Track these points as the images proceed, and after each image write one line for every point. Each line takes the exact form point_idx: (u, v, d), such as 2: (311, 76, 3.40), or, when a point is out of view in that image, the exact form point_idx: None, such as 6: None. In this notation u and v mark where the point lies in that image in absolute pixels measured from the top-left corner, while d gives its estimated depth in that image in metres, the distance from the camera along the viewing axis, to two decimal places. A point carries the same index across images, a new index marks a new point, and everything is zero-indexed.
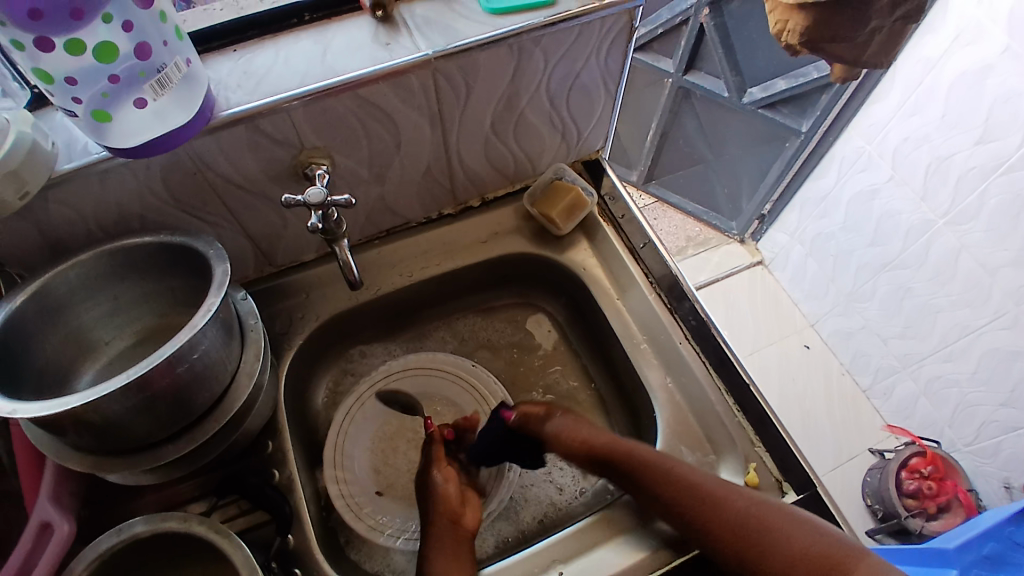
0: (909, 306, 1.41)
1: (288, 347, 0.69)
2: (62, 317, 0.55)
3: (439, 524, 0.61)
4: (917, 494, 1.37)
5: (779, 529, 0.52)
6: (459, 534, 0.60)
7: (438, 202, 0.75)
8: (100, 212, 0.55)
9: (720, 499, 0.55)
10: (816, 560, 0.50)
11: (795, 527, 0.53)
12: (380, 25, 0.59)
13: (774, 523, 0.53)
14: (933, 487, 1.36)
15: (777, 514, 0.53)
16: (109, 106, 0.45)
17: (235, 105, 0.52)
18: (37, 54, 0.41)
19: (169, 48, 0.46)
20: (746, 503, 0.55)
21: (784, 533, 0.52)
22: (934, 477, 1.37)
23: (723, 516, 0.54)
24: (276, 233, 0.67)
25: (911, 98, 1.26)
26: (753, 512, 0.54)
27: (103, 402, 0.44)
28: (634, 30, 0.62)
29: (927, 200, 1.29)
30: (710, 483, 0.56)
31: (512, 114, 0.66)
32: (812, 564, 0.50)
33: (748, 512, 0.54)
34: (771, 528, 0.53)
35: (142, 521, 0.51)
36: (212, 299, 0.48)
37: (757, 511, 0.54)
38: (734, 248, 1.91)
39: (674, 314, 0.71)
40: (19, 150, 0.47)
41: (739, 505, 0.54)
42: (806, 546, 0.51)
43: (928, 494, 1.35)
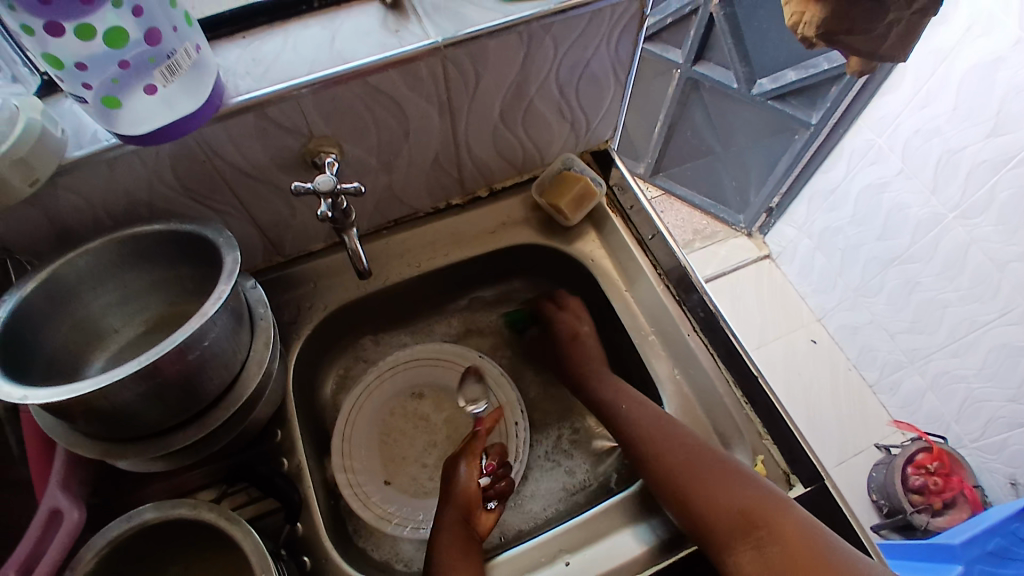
0: (918, 300, 1.40)
1: (296, 336, 0.69)
2: (72, 305, 0.55)
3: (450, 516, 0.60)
4: (923, 489, 1.36)
5: (722, 478, 0.56)
6: (471, 523, 0.60)
7: (446, 192, 0.74)
8: (110, 200, 0.55)
9: (661, 436, 0.61)
10: (742, 510, 0.53)
11: (724, 474, 0.56)
12: (389, 12, 0.58)
13: (718, 470, 0.57)
14: (939, 483, 1.36)
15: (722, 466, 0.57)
16: (119, 92, 0.45)
17: (244, 93, 0.52)
18: (46, 39, 0.41)
19: (178, 34, 0.46)
20: (698, 448, 0.59)
21: (723, 485, 0.55)
22: (939, 472, 1.37)
23: (661, 448, 0.60)
24: (284, 222, 0.67)
25: (923, 90, 1.24)
26: (687, 455, 0.58)
27: (113, 390, 0.44)
28: (645, 18, 0.62)
29: (936, 193, 1.27)
30: (664, 421, 0.62)
31: (522, 102, 0.66)
32: (738, 514, 0.53)
33: (698, 456, 0.58)
34: (706, 473, 0.57)
35: (151, 508, 0.51)
36: (222, 287, 0.48)
37: (694, 455, 0.58)
38: (742, 242, 1.90)
39: (681, 305, 0.71)
40: (28, 137, 0.47)
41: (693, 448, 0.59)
42: (730, 492, 0.55)
43: (934, 490, 1.35)
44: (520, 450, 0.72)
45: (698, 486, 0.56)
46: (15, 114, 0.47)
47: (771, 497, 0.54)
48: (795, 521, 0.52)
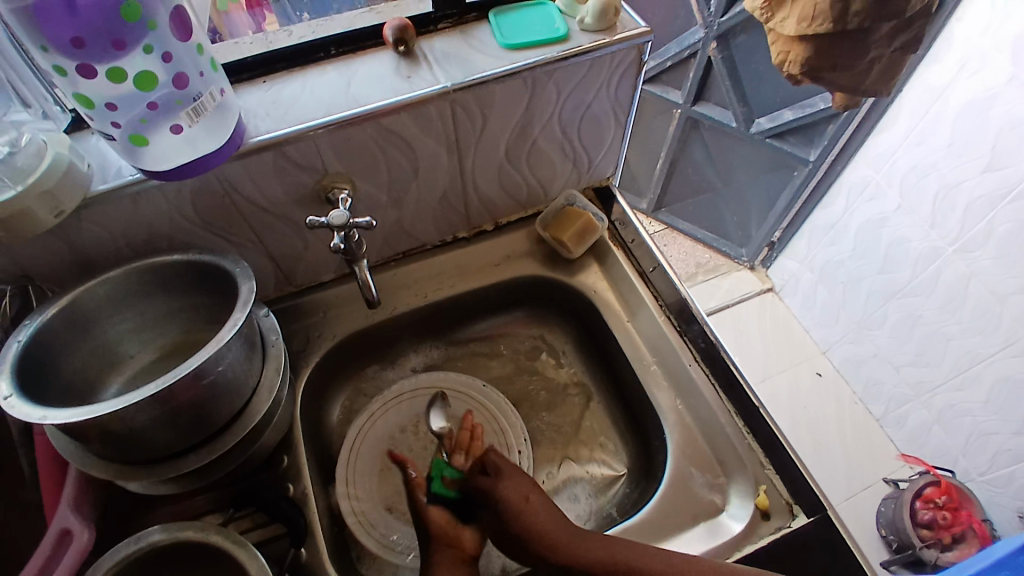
0: (921, 333, 1.40)
1: (305, 364, 0.71)
2: (91, 330, 0.57)
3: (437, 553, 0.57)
4: (932, 524, 1.34)
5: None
6: (458, 556, 0.57)
7: (452, 226, 0.77)
8: (131, 232, 0.58)
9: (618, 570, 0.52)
10: None
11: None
12: (402, 60, 0.62)
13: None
14: (948, 517, 1.33)
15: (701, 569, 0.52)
16: (146, 130, 0.49)
17: (264, 132, 0.56)
18: (77, 79, 0.45)
19: (204, 79, 0.50)
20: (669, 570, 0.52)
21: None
22: (948, 506, 1.34)
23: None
24: (296, 253, 0.69)
25: (917, 127, 1.27)
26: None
27: (130, 412, 0.46)
28: (643, 64, 0.66)
29: (935, 228, 1.30)
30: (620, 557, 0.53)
31: (526, 142, 0.69)
32: None
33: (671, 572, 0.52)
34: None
35: (159, 530, 0.52)
36: (238, 314, 0.51)
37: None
38: (744, 275, 1.91)
39: (683, 336, 0.72)
40: (56, 170, 0.50)
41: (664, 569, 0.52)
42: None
43: (942, 525, 1.33)
44: None
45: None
46: (44, 148, 0.50)
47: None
48: None
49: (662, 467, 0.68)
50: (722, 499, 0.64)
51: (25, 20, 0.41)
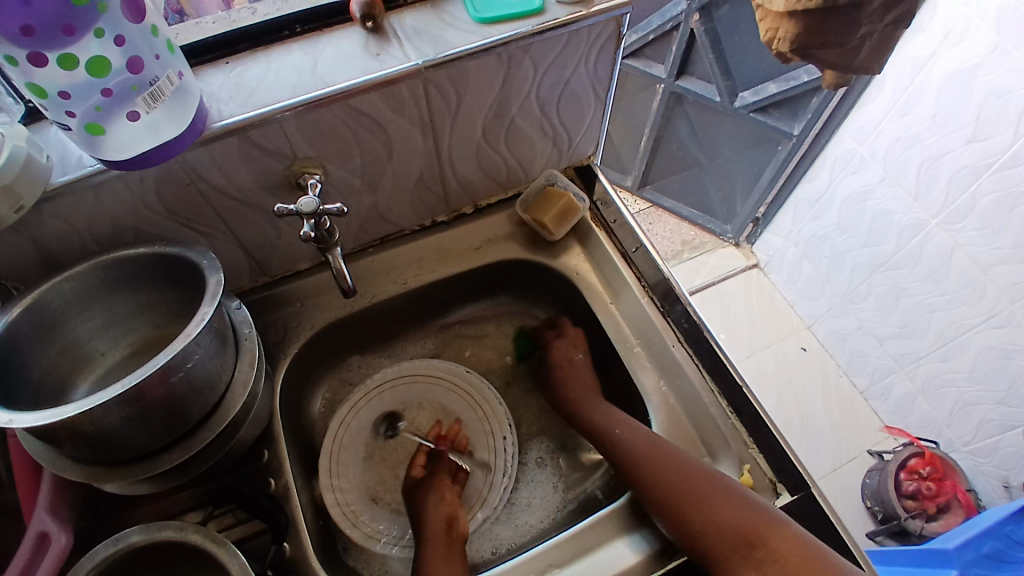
0: (905, 306, 1.41)
1: (283, 355, 0.70)
2: (58, 329, 0.55)
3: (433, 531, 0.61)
4: (917, 494, 1.37)
5: (714, 498, 0.56)
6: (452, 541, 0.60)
7: (431, 210, 0.75)
8: (94, 225, 0.56)
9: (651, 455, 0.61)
10: (744, 535, 0.53)
11: (727, 498, 0.56)
12: (370, 37, 0.59)
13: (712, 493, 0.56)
14: (932, 487, 1.36)
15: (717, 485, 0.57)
16: (102, 119, 0.46)
17: (227, 117, 0.53)
18: (29, 69, 0.42)
19: (161, 62, 0.47)
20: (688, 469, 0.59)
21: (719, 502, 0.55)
22: (932, 476, 1.37)
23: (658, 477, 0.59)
24: (270, 242, 0.67)
25: (901, 99, 1.26)
26: (695, 481, 0.57)
27: (99, 414, 0.44)
28: (622, 37, 0.63)
29: (919, 200, 1.30)
30: (654, 450, 0.61)
31: (503, 121, 0.67)
32: (739, 540, 0.53)
33: (689, 477, 0.58)
34: (701, 493, 0.56)
35: (139, 531, 0.51)
36: (205, 309, 0.49)
37: (693, 479, 0.58)
38: (729, 251, 1.91)
39: (666, 317, 0.71)
40: (14, 163, 0.47)
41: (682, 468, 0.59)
42: (730, 515, 0.54)
43: (927, 495, 1.36)
44: (506, 465, 0.72)
45: (700, 514, 0.55)
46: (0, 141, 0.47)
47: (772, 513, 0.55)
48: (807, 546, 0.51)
49: None
50: None
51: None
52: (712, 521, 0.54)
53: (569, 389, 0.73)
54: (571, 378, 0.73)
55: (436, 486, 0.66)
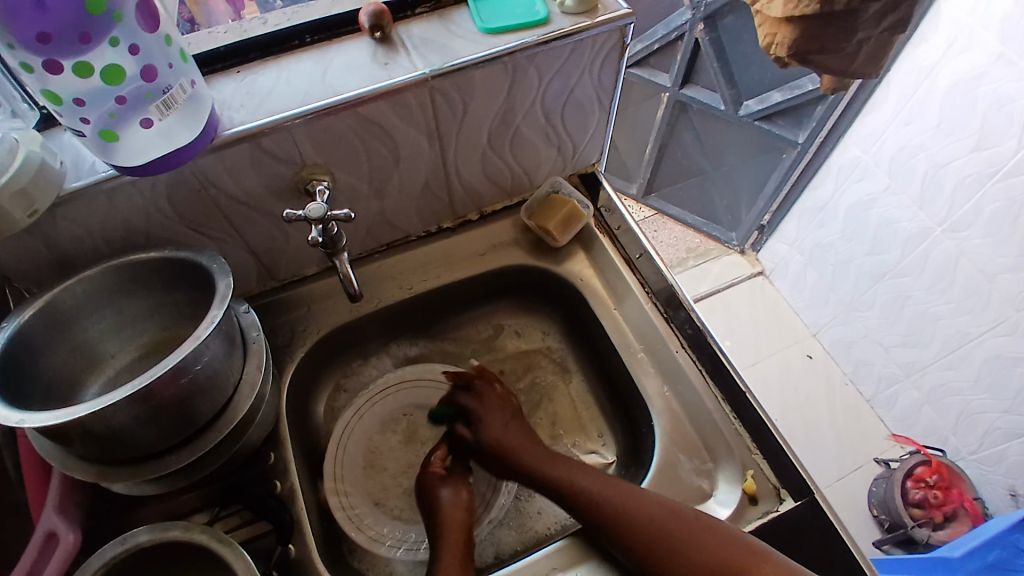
0: (910, 314, 1.41)
1: (290, 359, 0.70)
2: (69, 331, 0.56)
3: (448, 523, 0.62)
4: (923, 503, 1.36)
5: (690, 534, 0.55)
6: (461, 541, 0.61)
7: (437, 216, 0.76)
8: (107, 228, 0.57)
9: (614, 505, 0.58)
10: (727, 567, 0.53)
11: (698, 534, 0.55)
12: (379, 47, 0.60)
13: (686, 531, 0.55)
14: (940, 496, 1.35)
15: (686, 521, 0.56)
16: (116, 126, 0.47)
17: (238, 124, 0.54)
18: (44, 75, 0.43)
19: (174, 71, 0.49)
20: (658, 513, 0.57)
21: (695, 537, 0.55)
22: (939, 485, 1.37)
23: (625, 526, 0.57)
24: (278, 247, 0.68)
25: (905, 107, 1.27)
26: (665, 524, 0.56)
27: (108, 413, 0.45)
28: (626, 47, 0.64)
29: (924, 208, 1.30)
30: (618, 494, 0.59)
31: (508, 129, 0.68)
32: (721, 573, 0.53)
33: (658, 520, 0.56)
34: (677, 536, 0.55)
35: (146, 531, 0.52)
36: (215, 312, 0.49)
37: (665, 519, 0.56)
38: (734, 259, 1.91)
39: (669, 322, 0.72)
40: (27, 169, 0.49)
41: (652, 512, 0.57)
42: (708, 550, 0.54)
43: (934, 503, 1.35)
44: None
45: (684, 559, 0.54)
46: (15, 147, 0.49)
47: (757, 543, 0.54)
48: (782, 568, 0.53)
49: (649, 454, 0.68)
50: (709, 485, 0.64)
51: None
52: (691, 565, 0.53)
53: (521, 461, 0.64)
54: (511, 441, 0.66)
55: (452, 483, 0.65)
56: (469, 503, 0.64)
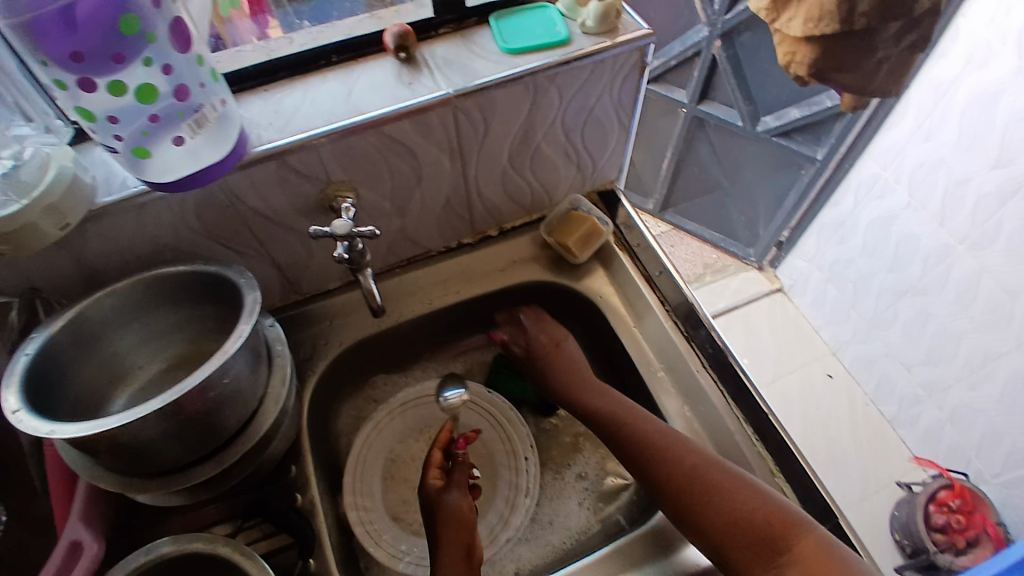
0: (932, 332, 1.39)
1: (311, 373, 0.71)
2: (98, 344, 0.58)
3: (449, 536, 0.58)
4: (946, 528, 1.33)
5: (730, 488, 0.57)
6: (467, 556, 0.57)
7: (457, 232, 0.77)
8: (136, 243, 0.59)
9: (657, 449, 0.61)
10: (765, 526, 0.54)
11: (737, 490, 0.57)
12: (402, 67, 0.62)
13: (725, 484, 0.57)
14: (962, 521, 1.31)
15: (726, 476, 0.58)
16: (148, 143, 0.49)
17: (266, 142, 0.55)
18: (78, 94, 0.45)
19: (205, 90, 0.50)
20: (699, 465, 0.59)
21: (735, 493, 0.56)
22: (962, 510, 1.32)
23: (666, 467, 0.60)
24: (301, 262, 0.69)
25: (925, 124, 1.26)
26: (703, 473, 0.58)
27: (137, 426, 0.46)
28: (646, 67, 0.65)
29: (946, 224, 1.28)
30: (664, 440, 0.62)
31: (529, 146, 0.68)
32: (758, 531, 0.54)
33: (699, 471, 0.59)
34: (717, 487, 0.57)
35: (169, 542, 0.52)
36: (243, 326, 0.51)
37: (705, 469, 0.59)
38: (752, 275, 1.90)
39: (690, 341, 0.71)
40: (58, 184, 0.50)
41: (693, 463, 0.59)
42: (746, 507, 0.55)
43: (956, 528, 1.32)
44: (530, 486, 0.71)
45: (714, 502, 0.56)
46: (48, 162, 0.50)
47: (797, 511, 0.55)
48: (820, 538, 0.53)
49: None
50: None
51: (22, 33, 0.41)
52: (725, 514, 0.56)
53: (555, 376, 0.73)
54: (555, 351, 0.75)
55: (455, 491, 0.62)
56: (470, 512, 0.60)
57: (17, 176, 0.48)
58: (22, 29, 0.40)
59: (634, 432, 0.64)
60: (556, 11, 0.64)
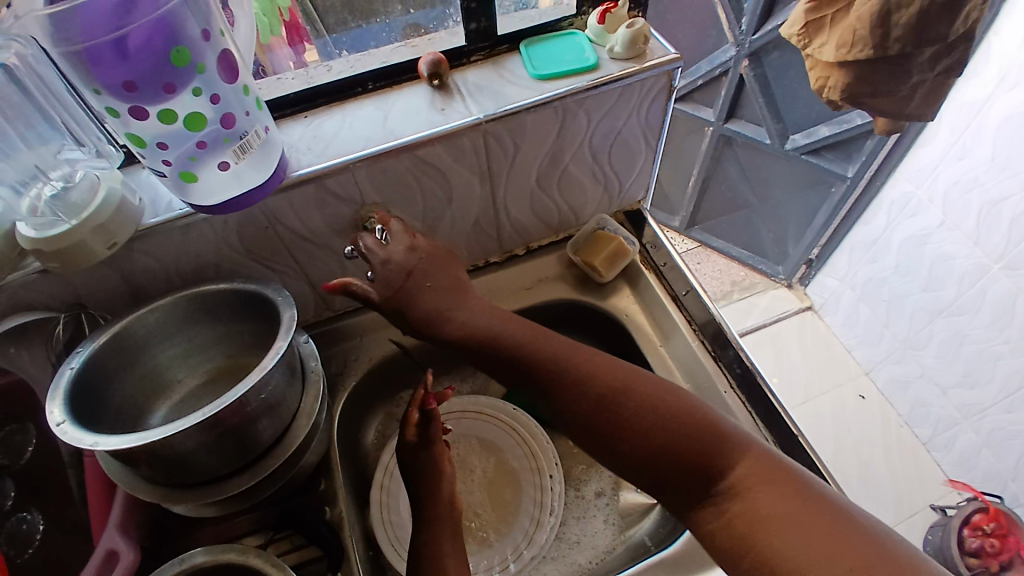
0: (967, 354, 1.35)
1: (342, 387, 0.73)
2: (141, 357, 0.60)
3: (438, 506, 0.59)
4: (979, 552, 1.27)
5: (676, 418, 0.54)
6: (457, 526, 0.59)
7: (485, 251, 0.78)
8: (180, 261, 0.61)
9: (601, 390, 0.56)
10: (711, 461, 0.51)
11: (687, 427, 0.53)
12: (436, 93, 0.64)
13: (673, 413, 0.54)
14: (996, 545, 1.26)
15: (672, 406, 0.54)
16: (195, 167, 0.51)
17: (305, 166, 0.58)
18: (128, 120, 0.47)
19: (250, 118, 0.53)
20: (646, 399, 0.55)
21: (681, 422, 0.53)
22: (997, 533, 1.27)
23: (597, 404, 0.56)
24: (335, 280, 0.71)
25: (958, 142, 1.24)
26: (644, 413, 0.54)
27: (178, 439, 0.48)
28: (673, 89, 0.66)
29: (980, 244, 1.25)
30: (604, 373, 0.57)
31: (557, 168, 0.70)
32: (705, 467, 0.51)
33: (641, 406, 0.55)
34: (662, 426, 0.53)
35: (203, 552, 0.54)
36: (280, 343, 0.53)
37: (646, 408, 0.55)
38: (781, 293, 1.87)
39: (718, 361, 0.71)
40: (108, 205, 0.53)
41: (640, 398, 0.55)
42: (696, 442, 0.52)
43: (990, 552, 1.26)
44: (555, 504, 0.71)
45: (658, 441, 0.53)
46: (97, 183, 0.54)
47: (746, 440, 0.53)
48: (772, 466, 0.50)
49: None
50: None
51: (77, 62, 0.43)
52: (674, 452, 0.52)
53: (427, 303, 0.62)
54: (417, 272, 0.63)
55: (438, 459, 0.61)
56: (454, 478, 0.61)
57: (66, 197, 0.53)
58: (77, 58, 0.42)
59: (553, 358, 0.59)
60: (585, 37, 0.66)
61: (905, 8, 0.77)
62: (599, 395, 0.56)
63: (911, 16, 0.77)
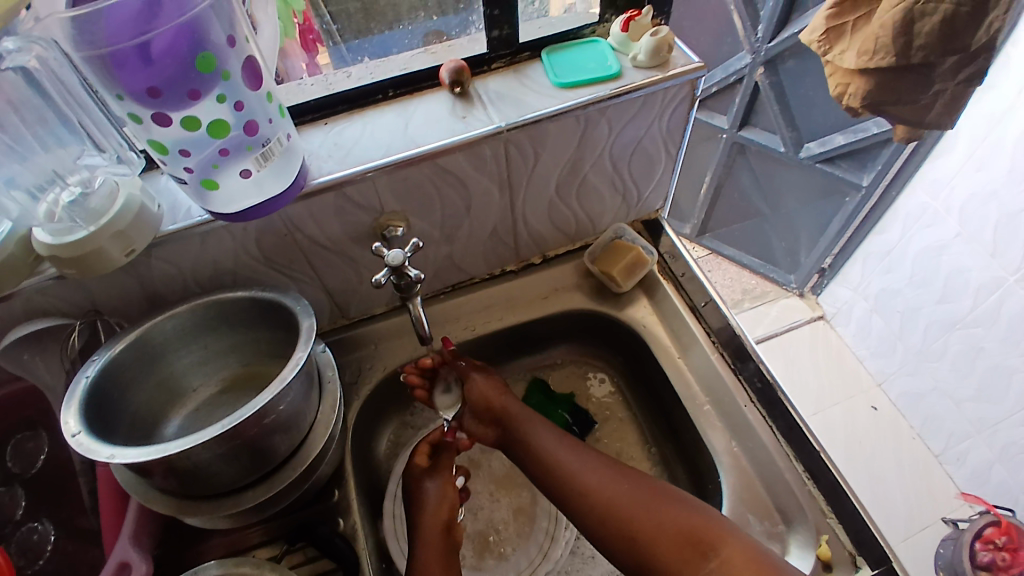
0: (983, 367, 1.33)
1: (356, 396, 0.73)
2: (157, 365, 0.60)
3: (428, 526, 0.61)
4: (991, 565, 1.22)
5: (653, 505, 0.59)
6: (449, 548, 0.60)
7: (502, 260, 0.77)
8: (197, 268, 0.61)
9: (577, 486, 0.61)
10: (688, 533, 0.56)
11: (661, 504, 0.59)
12: (457, 100, 0.63)
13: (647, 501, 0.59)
14: (1007, 558, 1.20)
15: (651, 495, 0.60)
16: (217, 175, 0.51)
17: (325, 174, 0.57)
18: (151, 125, 0.47)
19: (273, 125, 0.52)
20: (616, 491, 0.60)
21: (657, 509, 0.58)
22: (1008, 547, 1.22)
23: (579, 502, 0.61)
24: (351, 287, 0.71)
25: (976, 153, 1.22)
26: (621, 502, 0.60)
27: (195, 451, 0.47)
28: (696, 98, 0.65)
29: (997, 256, 1.24)
30: (565, 469, 0.63)
31: (577, 176, 0.69)
32: (685, 539, 0.56)
33: (619, 495, 0.60)
34: (633, 514, 0.59)
35: (216, 565, 0.53)
36: (300, 353, 0.52)
37: (621, 498, 0.60)
38: (793, 302, 1.85)
39: (738, 374, 0.70)
40: (129, 210, 0.52)
41: (608, 492, 0.60)
42: (673, 519, 0.57)
43: (1001, 566, 1.20)
44: None
45: (638, 523, 0.58)
46: (116, 189, 0.53)
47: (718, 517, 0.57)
48: (739, 538, 0.55)
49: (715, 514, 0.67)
50: (781, 549, 0.62)
51: (99, 66, 0.42)
52: (656, 534, 0.57)
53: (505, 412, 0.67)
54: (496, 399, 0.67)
55: (441, 475, 0.64)
56: (455, 502, 0.63)
57: (86, 204, 0.52)
58: (100, 61, 0.42)
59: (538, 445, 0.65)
60: (608, 45, 0.65)
61: (927, 17, 0.78)
62: (593, 518, 0.60)
63: (933, 26, 0.78)
